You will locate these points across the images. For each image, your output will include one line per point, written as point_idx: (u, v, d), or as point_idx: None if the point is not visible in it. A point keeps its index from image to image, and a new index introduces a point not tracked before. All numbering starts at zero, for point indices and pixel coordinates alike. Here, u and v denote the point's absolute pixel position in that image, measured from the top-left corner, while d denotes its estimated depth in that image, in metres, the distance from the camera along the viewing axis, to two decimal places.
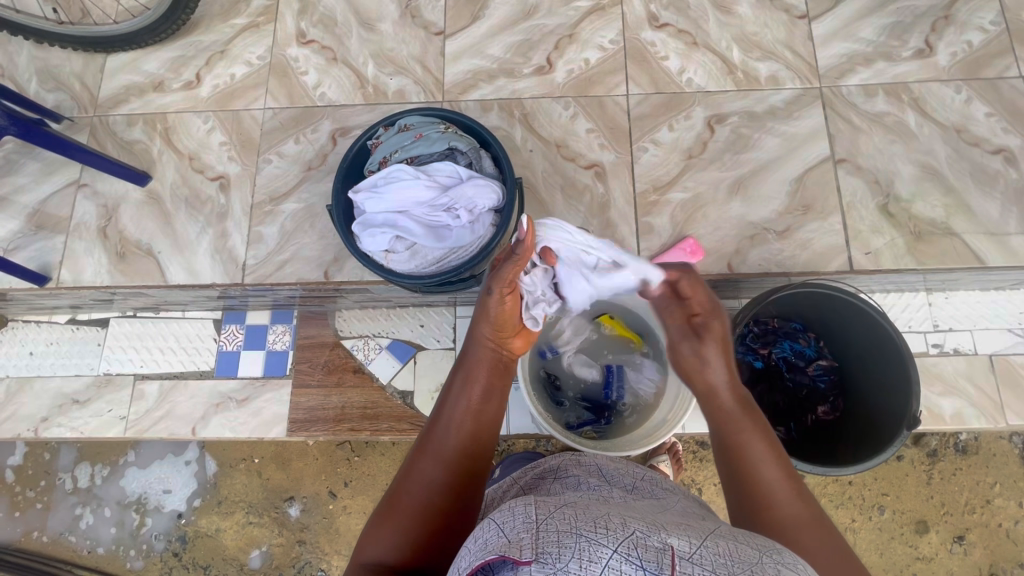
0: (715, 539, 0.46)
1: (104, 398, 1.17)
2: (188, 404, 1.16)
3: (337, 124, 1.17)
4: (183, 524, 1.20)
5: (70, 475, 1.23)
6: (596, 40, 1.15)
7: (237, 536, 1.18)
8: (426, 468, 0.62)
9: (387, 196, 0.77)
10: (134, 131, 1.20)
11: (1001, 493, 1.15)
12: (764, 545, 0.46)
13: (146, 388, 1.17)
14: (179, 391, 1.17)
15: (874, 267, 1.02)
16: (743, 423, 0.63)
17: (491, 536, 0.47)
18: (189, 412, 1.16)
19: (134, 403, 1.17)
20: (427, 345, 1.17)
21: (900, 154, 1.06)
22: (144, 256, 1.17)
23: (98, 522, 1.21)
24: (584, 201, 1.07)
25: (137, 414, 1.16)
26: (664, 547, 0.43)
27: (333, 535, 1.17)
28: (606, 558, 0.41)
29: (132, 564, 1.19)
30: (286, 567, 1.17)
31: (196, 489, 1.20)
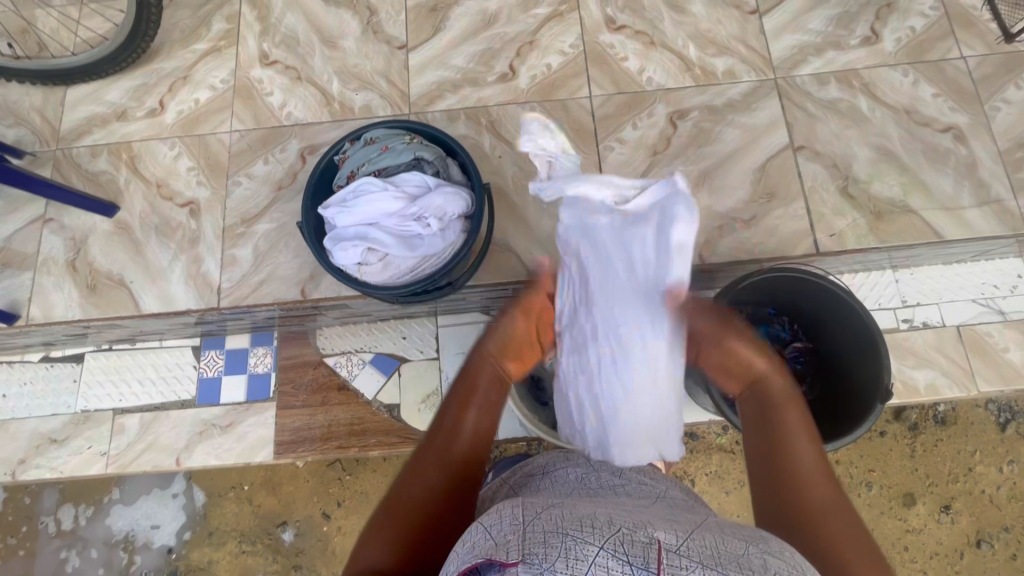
0: (701, 533, 0.47)
1: (83, 435, 1.15)
2: (170, 434, 1.14)
3: (306, 142, 1.18)
4: (174, 559, 1.17)
5: (53, 517, 1.19)
6: (557, 45, 1.18)
7: (231, 566, 1.16)
8: (428, 469, 0.60)
9: (356, 210, 0.78)
10: (99, 162, 1.19)
11: (981, 460, 1.19)
12: (751, 538, 0.47)
13: (126, 422, 1.15)
14: (160, 423, 1.15)
15: (839, 249, 1.06)
16: (787, 412, 0.65)
17: (479, 540, 0.47)
18: (172, 443, 1.14)
19: (114, 437, 1.14)
20: (410, 357, 1.17)
21: (856, 138, 1.10)
22: (117, 287, 1.16)
23: (85, 563, 1.18)
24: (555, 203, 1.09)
25: (118, 449, 1.14)
26: (650, 542, 0.43)
27: (329, 557, 1.15)
28: (593, 555, 0.42)
29: None
30: None
31: (186, 522, 1.18)
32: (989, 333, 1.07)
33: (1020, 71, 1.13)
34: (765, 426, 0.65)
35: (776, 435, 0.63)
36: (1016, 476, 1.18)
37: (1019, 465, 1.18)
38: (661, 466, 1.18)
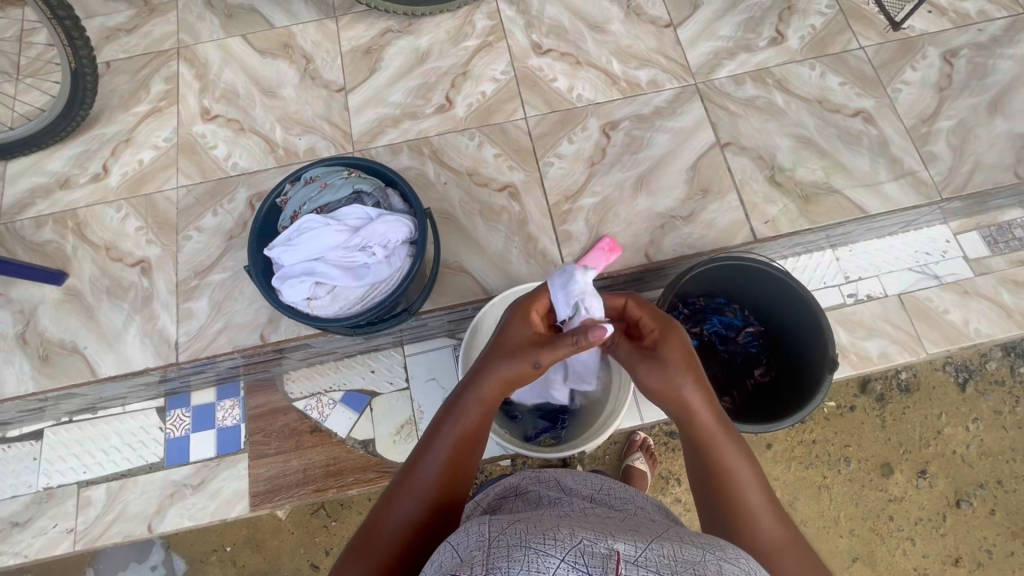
0: (660, 543, 0.47)
1: (47, 514, 1.10)
2: (140, 501, 1.11)
3: (254, 190, 1.19)
4: None
5: None
6: (489, 73, 1.24)
7: None
8: (401, 505, 0.60)
9: (300, 247, 0.79)
10: (45, 232, 1.18)
11: (948, 422, 1.23)
12: (707, 545, 0.48)
13: (92, 494, 1.11)
14: (129, 490, 1.11)
15: (777, 235, 1.11)
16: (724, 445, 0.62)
17: (445, 558, 0.48)
18: (142, 509, 1.11)
19: (81, 512, 1.10)
20: (381, 390, 1.17)
21: (776, 130, 1.17)
22: (71, 355, 1.14)
23: None
24: (503, 221, 1.13)
25: (85, 524, 1.10)
26: (610, 554, 0.44)
27: None
28: (554, 568, 0.42)
29: None
30: None
31: None
32: (928, 298, 1.12)
33: (913, 55, 1.23)
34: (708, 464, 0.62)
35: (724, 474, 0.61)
36: (982, 432, 1.22)
37: (983, 421, 1.23)
38: (644, 469, 1.20)
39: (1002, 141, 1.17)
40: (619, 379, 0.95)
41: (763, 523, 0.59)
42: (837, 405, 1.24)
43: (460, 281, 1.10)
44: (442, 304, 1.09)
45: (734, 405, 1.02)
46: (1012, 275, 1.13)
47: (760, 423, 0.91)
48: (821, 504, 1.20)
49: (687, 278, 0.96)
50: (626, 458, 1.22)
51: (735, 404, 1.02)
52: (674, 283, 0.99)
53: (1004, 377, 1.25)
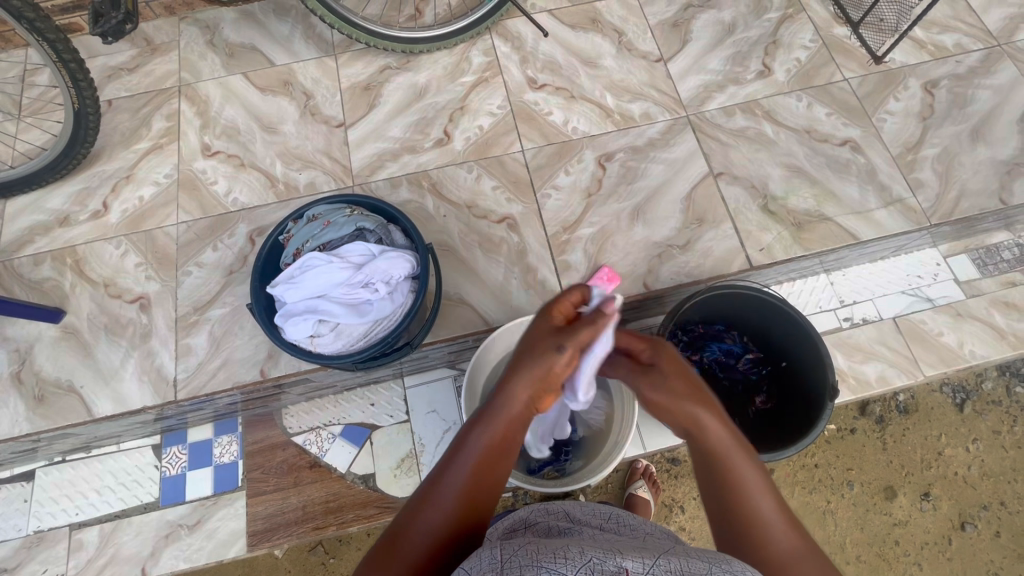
0: (667, 558, 0.48)
1: (37, 558, 1.07)
2: (134, 543, 1.08)
3: (253, 225, 1.20)
4: None
5: None
6: (486, 107, 1.27)
7: None
8: (430, 514, 0.55)
9: (303, 284, 0.80)
10: (42, 270, 1.18)
11: (948, 443, 1.23)
12: (713, 559, 0.48)
13: (84, 536, 1.08)
14: (122, 531, 1.09)
15: (771, 262, 1.13)
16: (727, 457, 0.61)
17: None
18: (136, 552, 1.08)
19: (72, 556, 1.07)
20: (381, 423, 1.16)
21: (767, 159, 1.20)
22: (67, 394, 1.13)
23: None
24: (501, 252, 1.14)
25: (77, 568, 1.07)
26: (619, 571, 0.45)
27: None
28: None
29: None
30: None
31: None
32: (923, 320, 1.14)
33: (896, 86, 1.27)
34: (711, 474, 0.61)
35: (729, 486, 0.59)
36: (982, 454, 1.23)
37: (983, 442, 1.23)
38: (647, 497, 1.19)
39: (986, 167, 1.20)
40: (620, 411, 0.95)
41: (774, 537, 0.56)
42: (838, 428, 1.24)
43: (460, 313, 1.10)
44: (442, 336, 1.09)
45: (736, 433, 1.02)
46: (1003, 296, 1.16)
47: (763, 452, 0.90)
48: (826, 529, 1.19)
49: (687, 307, 0.97)
50: (628, 486, 1.21)
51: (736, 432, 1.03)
52: (674, 312, 1.00)
53: (1000, 397, 1.26)
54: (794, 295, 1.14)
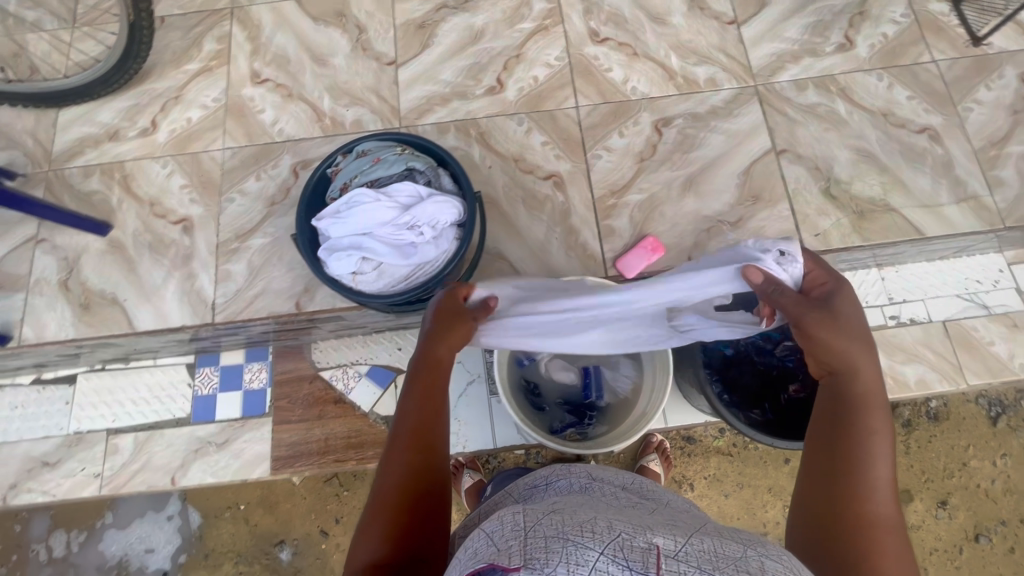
0: (700, 537, 0.48)
1: (76, 457, 1.19)
2: (165, 453, 1.18)
3: (298, 157, 1.19)
4: None
5: (43, 545, 1.16)
6: (543, 58, 1.21)
7: None
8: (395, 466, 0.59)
9: (350, 219, 0.79)
10: (91, 182, 1.19)
11: (974, 454, 1.20)
12: (748, 542, 0.49)
13: (120, 442, 1.17)
14: (155, 443, 1.19)
15: (825, 249, 1.08)
16: (886, 417, 0.57)
17: (481, 546, 0.49)
18: (166, 463, 1.18)
19: (108, 460, 1.17)
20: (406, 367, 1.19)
21: (836, 141, 1.13)
22: (112, 306, 1.17)
23: None
24: (545, 209, 1.11)
25: (112, 469, 1.19)
26: (649, 548, 0.45)
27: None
28: (594, 560, 0.43)
29: None
30: None
31: (180, 544, 1.17)
32: (975, 327, 1.09)
33: (989, 73, 1.17)
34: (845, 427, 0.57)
35: (858, 458, 0.55)
36: (1009, 469, 1.19)
37: (1012, 457, 1.19)
38: (659, 470, 1.19)
39: None
40: (652, 381, 0.94)
41: (880, 518, 0.53)
42: None
43: (497, 268, 1.08)
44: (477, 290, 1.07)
45: (763, 418, 1.00)
46: None
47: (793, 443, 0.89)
48: None
49: None
50: (640, 458, 1.21)
51: (763, 418, 1.00)
52: None
53: None
54: None
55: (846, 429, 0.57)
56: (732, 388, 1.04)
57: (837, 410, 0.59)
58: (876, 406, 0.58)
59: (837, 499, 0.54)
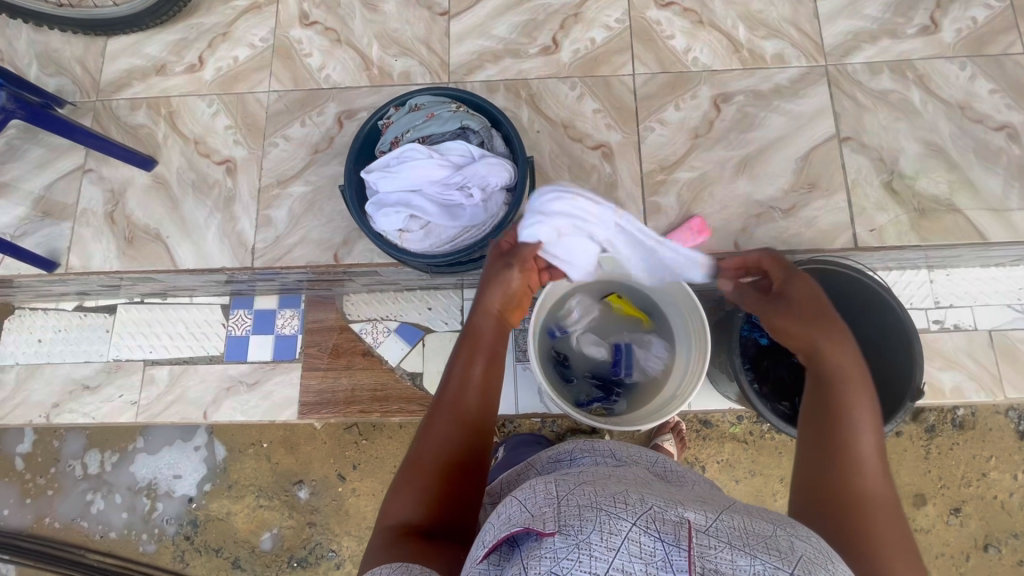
0: (730, 514, 0.49)
1: (115, 383, 1.28)
2: (198, 387, 1.26)
3: (342, 106, 1.16)
4: (194, 508, 1.33)
5: (80, 461, 1.36)
6: (602, 19, 1.15)
7: (247, 517, 1.32)
8: (439, 430, 0.63)
9: (401, 175, 0.78)
10: (137, 116, 1.19)
11: (996, 466, 1.18)
12: (777, 521, 0.49)
13: (156, 373, 1.28)
14: (189, 376, 1.27)
15: (879, 245, 1.03)
16: (866, 395, 0.62)
17: (514, 511, 0.49)
18: (200, 397, 1.26)
19: (144, 387, 1.27)
20: (434, 327, 1.25)
21: (905, 132, 1.07)
22: (154, 242, 1.14)
23: (109, 507, 1.35)
24: (591, 180, 1.08)
25: (148, 399, 1.27)
26: (681, 521, 0.45)
27: (343, 516, 1.29)
28: (627, 530, 0.44)
29: (145, 547, 1.33)
30: (297, 547, 1.30)
31: (206, 474, 1.34)
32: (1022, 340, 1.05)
33: None
34: (835, 414, 0.61)
35: (847, 432, 0.60)
36: None
37: None
38: (672, 450, 1.20)
39: None
40: (685, 363, 0.94)
41: (874, 491, 0.57)
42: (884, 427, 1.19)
43: None
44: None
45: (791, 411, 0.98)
46: None
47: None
48: None
49: None
50: (655, 437, 1.21)
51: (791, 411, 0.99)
52: None
53: None
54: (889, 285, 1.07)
55: (834, 413, 0.62)
56: (763, 378, 1.03)
57: (823, 396, 0.64)
58: (857, 384, 0.63)
59: (836, 470, 0.59)
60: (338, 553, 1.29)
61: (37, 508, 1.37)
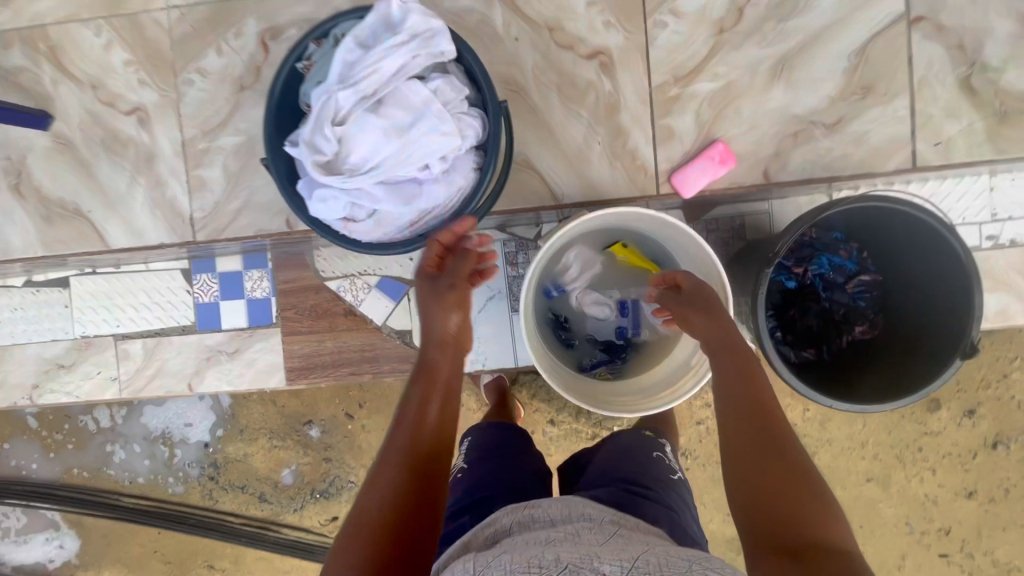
0: (647, 556, 0.46)
1: (90, 361, 1.21)
2: (176, 359, 1.19)
3: (264, 22, 0.91)
4: (212, 453, 1.35)
5: (91, 417, 1.37)
6: None
7: (265, 457, 1.34)
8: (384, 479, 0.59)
9: (332, 146, 0.63)
10: (12, 56, 0.95)
11: (1019, 367, 1.11)
12: (693, 557, 0.46)
13: (130, 347, 1.20)
14: (164, 349, 1.19)
15: (941, 161, 0.84)
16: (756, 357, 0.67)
17: None
18: (180, 369, 1.19)
19: (123, 361, 1.20)
20: (419, 280, 1.13)
21: (996, 3, 0.82)
22: (76, 218, 0.98)
23: (131, 456, 1.37)
24: (586, 101, 0.86)
25: (127, 375, 1.20)
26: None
27: (355, 450, 1.32)
28: None
29: (173, 489, 1.36)
30: (317, 480, 1.34)
31: (216, 420, 1.34)
32: None
33: None
34: (737, 378, 0.65)
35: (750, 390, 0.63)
36: None
37: None
38: None
39: None
40: None
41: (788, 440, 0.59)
42: None
43: (522, 182, 0.88)
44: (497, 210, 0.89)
45: (816, 357, 0.90)
46: None
47: (865, 401, 0.78)
48: (852, 428, 1.15)
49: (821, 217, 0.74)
50: None
51: (816, 357, 0.90)
52: (798, 222, 0.77)
53: None
54: (938, 198, 0.87)
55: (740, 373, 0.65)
56: (786, 325, 0.92)
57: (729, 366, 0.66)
58: (745, 348, 0.68)
59: (752, 425, 0.61)
60: (356, 483, 1.34)
61: (64, 460, 1.38)
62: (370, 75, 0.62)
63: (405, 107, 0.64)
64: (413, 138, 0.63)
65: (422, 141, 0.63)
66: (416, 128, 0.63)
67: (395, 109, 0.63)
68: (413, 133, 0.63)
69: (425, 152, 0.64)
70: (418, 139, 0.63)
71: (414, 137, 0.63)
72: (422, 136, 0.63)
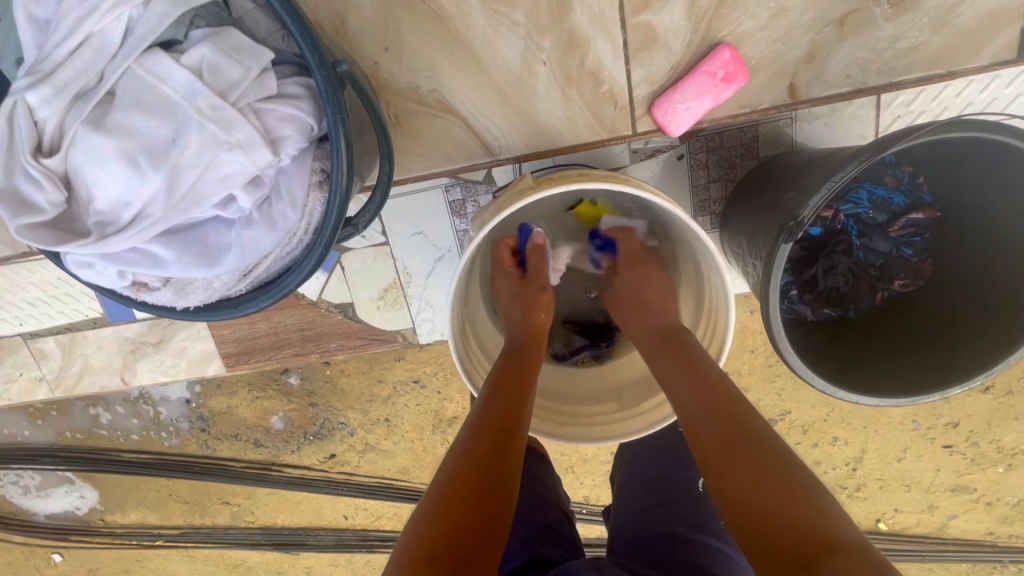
0: None
1: (7, 362, 1.06)
2: (101, 356, 1.04)
3: None
4: (196, 408, 1.12)
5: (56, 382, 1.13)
6: None
7: (251, 409, 1.12)
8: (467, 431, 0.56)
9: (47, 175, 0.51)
10: None
11: None
12: None
13: (43, 347, 1.04)
14: (81, 344, 1.04)
15: (966, 57, 0.68)
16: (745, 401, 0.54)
17: None
18: (108, 364, 1.05)
19: (41, 363, 1.06)
20: (351, 245, 0.89)
21: None
22: None
23: (116, 416, 1.14)
24: (520, 14, 0.69)
25: (54, 374, 1.06)
26: None
27: (340, 393, 1.09)
28: None
29: (168, 442, 1.15)
30: (309, 426, 1.13)
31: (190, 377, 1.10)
32: None
33: None
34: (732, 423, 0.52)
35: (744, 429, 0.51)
36: None
37: None
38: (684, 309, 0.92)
39: None
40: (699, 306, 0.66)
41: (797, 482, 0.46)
42: None
43: (455, 117, 0.74)
44: (436, 168, 0.78)
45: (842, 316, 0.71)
46: None
47: (914, 385, 0.61)
48: None
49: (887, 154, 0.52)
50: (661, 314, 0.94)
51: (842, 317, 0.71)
52: (847, 163, 0.55)
53: None
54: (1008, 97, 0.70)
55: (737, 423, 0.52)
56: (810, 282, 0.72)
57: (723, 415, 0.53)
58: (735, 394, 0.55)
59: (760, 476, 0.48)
60: (349, 425, 1.13)
61: (54, 425, 1.15)
62: (82, 67, 0.51)
63: (139, 111, 0.51)
64: (175, 165, 0.51)
65: (190, 164, 0.51)
66: (170, 148, 0.51)
67: (134, 122, 0.51)
68: (173, 152, 0.51)
69: (196, 180, 0.52)
70: (183, 165, 0.51)
71: (177, 160, 0.51)
72: (185, 154, 0.51)
